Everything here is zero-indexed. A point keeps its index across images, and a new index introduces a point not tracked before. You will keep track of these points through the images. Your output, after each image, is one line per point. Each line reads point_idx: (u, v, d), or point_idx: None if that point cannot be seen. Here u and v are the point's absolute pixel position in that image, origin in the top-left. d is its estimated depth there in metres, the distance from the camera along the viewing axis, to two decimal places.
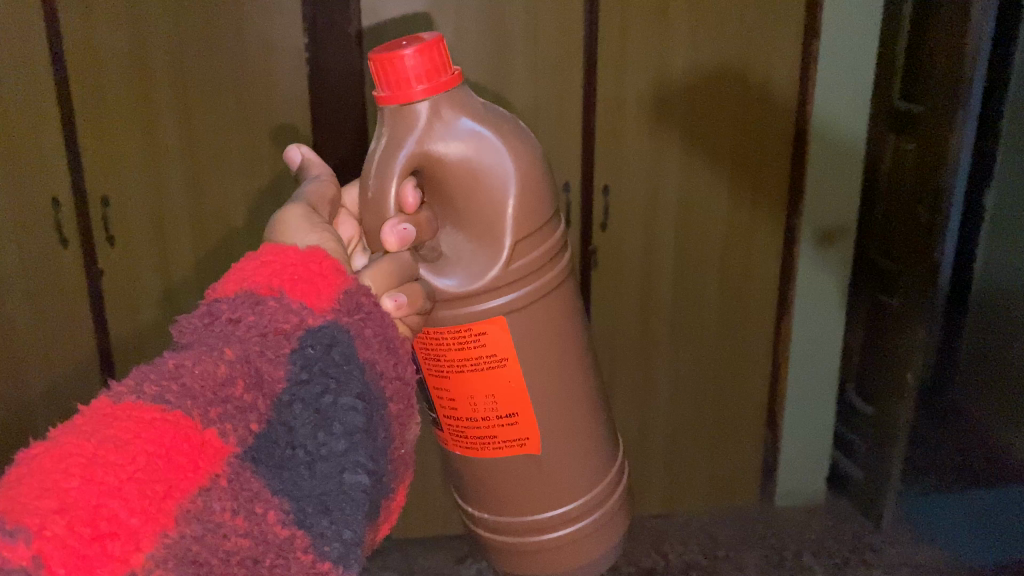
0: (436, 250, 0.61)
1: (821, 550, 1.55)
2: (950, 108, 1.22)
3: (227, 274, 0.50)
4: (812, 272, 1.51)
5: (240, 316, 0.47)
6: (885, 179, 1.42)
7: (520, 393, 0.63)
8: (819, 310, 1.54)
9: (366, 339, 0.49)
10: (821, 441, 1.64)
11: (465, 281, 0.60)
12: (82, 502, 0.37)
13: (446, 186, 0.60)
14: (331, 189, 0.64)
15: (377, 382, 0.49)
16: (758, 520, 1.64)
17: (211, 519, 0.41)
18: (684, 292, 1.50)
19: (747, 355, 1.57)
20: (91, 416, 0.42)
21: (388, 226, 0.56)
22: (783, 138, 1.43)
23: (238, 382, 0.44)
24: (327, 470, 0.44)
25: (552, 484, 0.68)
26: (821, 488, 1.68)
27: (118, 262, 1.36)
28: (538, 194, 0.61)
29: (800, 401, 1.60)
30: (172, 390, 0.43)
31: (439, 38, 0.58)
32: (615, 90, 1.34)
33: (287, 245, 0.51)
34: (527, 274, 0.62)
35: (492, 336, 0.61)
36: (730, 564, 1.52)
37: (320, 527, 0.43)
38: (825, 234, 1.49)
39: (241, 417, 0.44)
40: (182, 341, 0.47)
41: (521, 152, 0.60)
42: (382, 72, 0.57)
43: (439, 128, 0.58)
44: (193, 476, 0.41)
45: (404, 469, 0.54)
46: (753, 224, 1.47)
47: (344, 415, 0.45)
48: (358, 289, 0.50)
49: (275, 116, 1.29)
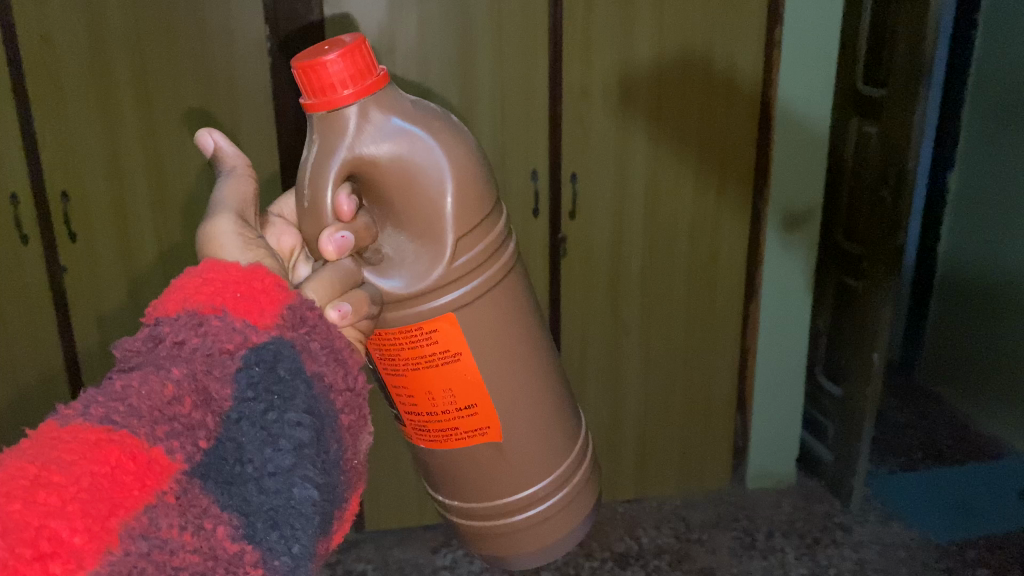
0: (380, 253, 0.54)
1: (791, 530, 1.58)
2: (912, 92, 1.28)
3: (164, 295, 0.44)
4: (778, 258, 1.53)
5: (183, 339, 0.42)
6: (850, 163, 1.51)
7: (477, 384, 0.57)
8: (785, 297, 1.56)
9: (312, 353, 0.44)
10: (790, 424, 1.66)
11: (409, 282, 0.54)
12: (22, 523, 0.32)
13: (380, 185, 0.52)
14: (250, 188, 0.55)
15: (327, 396, 0.44)
16: (730, 502, 1.67)
17: (157, 536, 0.35)
18: (653, 279, 1.50)
19: (717, 341, 1.57)
20: (37, 442, 0.37)
21: (325, 236, 0.50)
22: (749, 122, 1.43)
23: (185, 400, 0.40)
24: (275, 486, 0.39)
25: (523, 465, 0.61)
26: (791, 470, 1.71)
27: (80, 259, 1.33)
28: (477, 188, 0.54)
29: (768, 386, 1.63)
30: (118, 410, 0.38)
31: (361, 39, 0.51)
32: (582, 77, 1.33)
33: (230, 261, 0.46)
34: (477, 267, 0.56)
35: (439, 332, 0.55)
36: (702, 547, 1.55)
37: (270, 542, 0.38)
38: (791, 219, 1.51)
39: (189, 434, 0.39)
40: (125, 363, 0.42)
41: (455, 147, 0.53)
42: (303, 78, 0.50)
43: (370, 131, 0.51)
44: (139, 494, 0.36)
45: (356, 478, 0.49)
46: (719, 210, 1.48)
47: (291, 431, 0.40)
48: (303, 303, 0.45)
49: (237, 108, 1.26)
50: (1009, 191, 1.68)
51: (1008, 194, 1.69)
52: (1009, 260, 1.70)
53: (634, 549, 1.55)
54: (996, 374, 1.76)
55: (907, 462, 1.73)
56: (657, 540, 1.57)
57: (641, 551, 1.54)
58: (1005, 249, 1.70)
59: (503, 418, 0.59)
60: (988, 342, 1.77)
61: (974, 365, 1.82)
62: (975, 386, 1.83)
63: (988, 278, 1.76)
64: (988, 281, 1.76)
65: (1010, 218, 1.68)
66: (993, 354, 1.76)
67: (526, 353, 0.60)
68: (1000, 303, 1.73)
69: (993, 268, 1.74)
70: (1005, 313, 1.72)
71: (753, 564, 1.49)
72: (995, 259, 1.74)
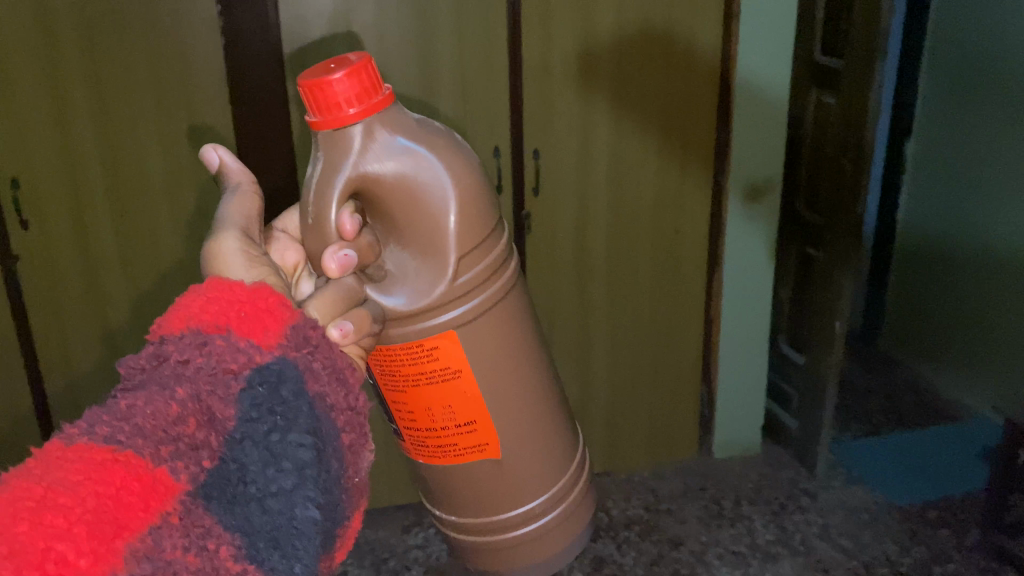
0: (382, 269, 0.57)
1: (758, 498, 1.61)
2: (869, 61, 1.30)
3: (170, 311, 0.45)
4: (740, 229, 1.55)
5: (188, 357, 0.42)
6: (811, 133, 1.52)
7: (475, 401, 0.60)
8: (748, 268, 1.58)
9: (315, 373, 0.44)
10: (754, 394, 1.69)
11: (411, 299, 0.56)
12: (29, 545, 0.33)
13: (384, 205, 0.55)
14: (254, 204, 0.56)
15: (329, 415, 0.44)
16: (698, 473, 1.69)
17: (161, 558, 0.36)
18: (618, 255, 1.50)
19: (683, 314, 1.58)
20: (41, 459, 0.37)
21: (329, 253, 0.52)
22: (709, 95, 1.43)
23: (189, 420, 0.40)
24: (277, 506, 0.39)
25: (517, 482, 0.65)
26: (756, 439, 1.73)
27: (33, 247, 1.29)
28: (479, 208, 0.57)
29: (732, 358, 1.64)
30: (123, 430, 0.38)
31: (368, 58, 0.53)
32: (542, 53, 1.32)
33: (233, 279, 0.46)
34: (474, 287, 0.58)
35: (441, 353, 0.58)
36: (671, 517, 1.57)
37: (272, 562, 0.39)
38: (753, 190, 1.52)
39: (192, 454, 0.39)
40: (129, 383, 0.43)
41: (458, 168, 0.56)
42: (311, 98, 0.52)
43: (374, 149, 0.53)
44: (144, 515, 0.37)
45: (359, 499, 0.47)
46: (682, 184, 1.48)
47: (294, 451, 0.41)
48: (305, 323, 0.45)
49: (192, 88, 1.23)
50: (965, 159, 1.71)
51: (964, 161, 1.71)
52: (967, 228, 1.73)
53: (605, 522, 1.56)
54: (957, 340, 1.79)
55: (870, 428, 1.77)
56: (627, 512, 1.59)
57: (612, 523, 1.56)
58: (963, 215, 1.74)
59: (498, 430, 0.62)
60: (948, 308, 1.81)
61: (934, 331, 1.86)
62: (935, 352, 1.87)
63: (945, 245, 1.80)
64: (945, 248, 1.80)
65: (968, 186, 1.71)
66: (953, 320, 1.79)
67: (523, 368, 0.64)
68: (960, 270, 1.76)
69: (951, 235, 1.78)
70: (963, 278, 1.75)
71: (722, 532, 1.52)
72: (954, 228, 1.77)
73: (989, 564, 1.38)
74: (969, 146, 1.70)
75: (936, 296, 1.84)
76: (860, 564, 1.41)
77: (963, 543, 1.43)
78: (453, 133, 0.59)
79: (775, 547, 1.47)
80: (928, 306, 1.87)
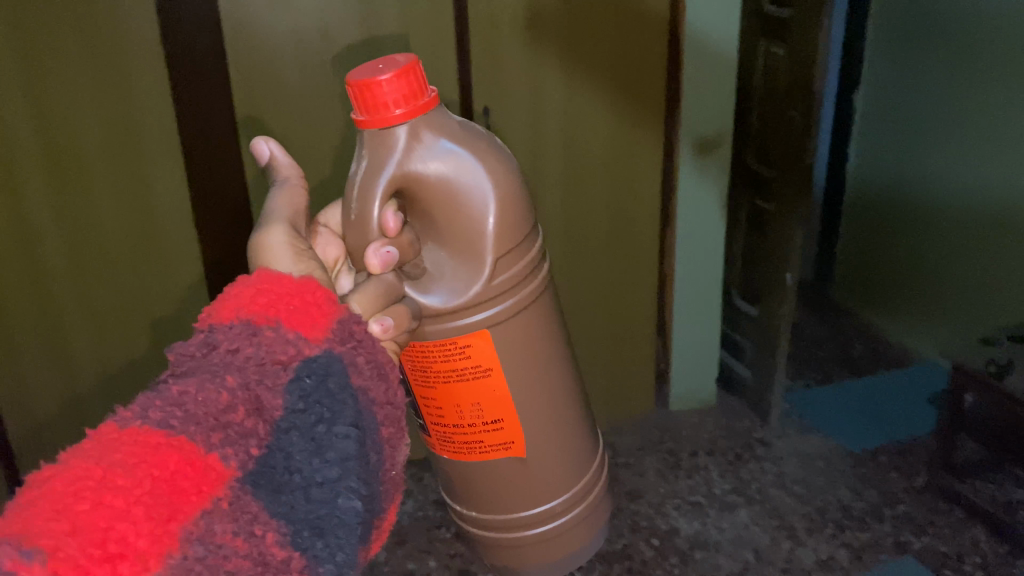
0: (420, 267, 0.77)
1: (714, 448, 1.64)
2: (817, 12, 1.29)
3: (222, 299, 0.60)
4: (691, 183, 1.55)
5: (238, 347, 0.57)
6: (761, 84, 1.52)
7: (500, 395, 0.82)
8: (700, 222, 1.59)
9: (358, 367, 0.61)
10: (710, 347, 1.71)
11: (451, 296, 0.76)
12: (92, 525, 0.45)
13: (424, 202, 0.73)
14: (299, 197, 0.77)
15: (369, 405, 0.61)
16: (656, 425, 1.71)
17: (212, 540, 0.49)
18: (571, 213, 1.49)
19: (637, 270, 1.59)
20: (101, 440, 0.51)
21: (374, 250, 0.70)
22: (659, 49, 1.41)
23: (238, 409, 0.54)
24: (321, 494, 0.54)
25: (533, 482, 0.91)
26: (712, 391, 1.76)
27: None
28: (510, 220, 0.76)
29: (687, 312, 1.66)
30: (177, 417, 0.52)
31: (412, 65, 0.70)
32: (488, 9, 1.29)
33: (279, 273, 0.62)
34: (506, 286, 0.79)
35: (472, 355, 0.79)
36: (629, 470, 1.59)
37: (315, 549, 0.52)
38: (703, 143, 1.52)
39: (241, 442, 0.53)
40: (182, 368, 0.57)
41: (495, 171, 0.74)
42: (362, 97, 0.69)
43: (420, 150, 0.71)
44: (196, 500, 0.50)
45: (394, 487, 0.66)
46: (633, 140, 1.47)
47: (337, 442, 0.55)
48: (349, 321, 0.62)
49: (123, 49, 1.16)
50: (913, 107, 1.74)
51: (912, 110, 1.74)
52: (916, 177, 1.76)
53: None
54: (907, 287, 1.84)
55: (822, 375, 1.81)
56: None
57: None
58: (911, 164, 1.77)
59: (504, 405, 0.83)
60: (899, 256, 1.85)
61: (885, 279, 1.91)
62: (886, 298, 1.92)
63: (893, 194, 1.84)
64: (895, 197, 1.84)
65: (913, 133, 1.75)
66: (905, 269, 1.84)
67: (538, 362, 0.85)
68: (911, 219, 1.79)
69: (900, 184, 1.81)
70: (915, 227, 1.79)
71: (680, 483, 1.55)
72: (902, 177, 1.81)
73: (938, 505, 1.45)
74: (916, 94, 1.72)
75: (887, 246, 1.89)
76: (814, 509, 1.46)
77: (913, 485, 1.50)
78: (489, 135, 0.77)
79: (731, 496, 1.51)
80: (880, 255, 1.92)
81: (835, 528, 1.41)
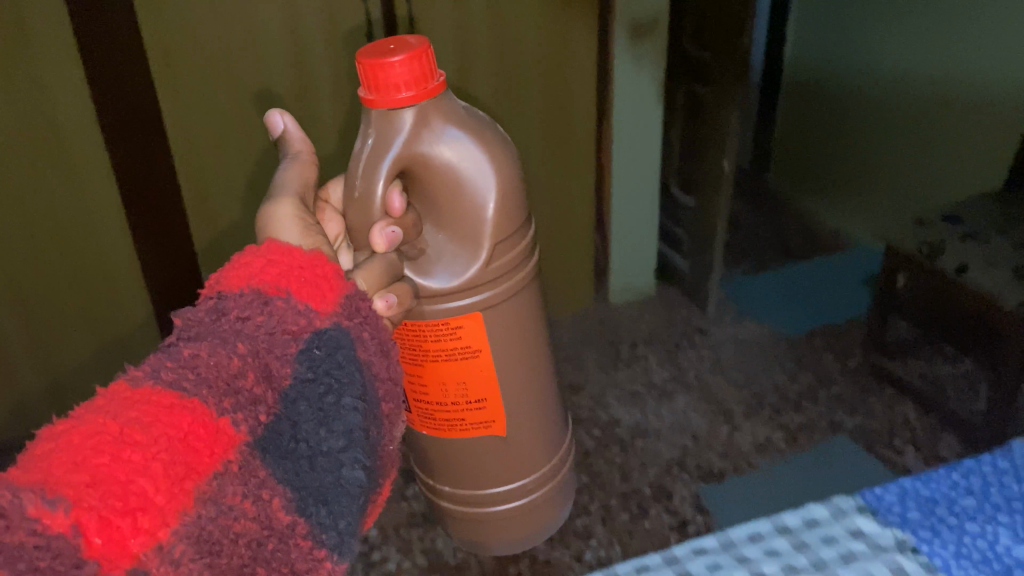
0: (419, 247, 0.78)
1: (653, 338, 1.66)
2: None
3: (233, 266, 0.57)
4: (626, 72, 1.49)
5: (249, 314, 0.54)
6: None
7: (487, 376, 0.87)
8: (636, 111, 1.54)
9: (364, 340, 0.58)
10: (646, 236, 1.70)
11: (450, 278, 0.79)
12: (111, 476, 0.42)
13: (429, 184, 0.75)
14: (311, 172, 0.75)
15: (372, 381, 0.58)
16: (597, 318, 1.72)
17: (224, 501, 0.46)
18: (502, 103, 1.44)
19: (575, 162, 1.55)
20: (113, 399, 0.47)
21: (378, 230, 0.68)
22: None
23: (249, 375, 0.51)
24: (326, 464, 0.51)
25: (509, 462, 0.96)
26: (650, 281, 1.77)
27: None
28: (508, 210, 0.79)
29: (624, 203, 1.64)
30: (189, 379, 0.49)
31: (423, 49, 0.71)
32: None
33: (286, 243, 0.59)
34: (501, 271, 0.82)
35: (459, 334, 0.83)
36: (571, 364, 1.59)
37: (319, 516, 0.50)
38: (636, 28, 1.46)
39: (251, 407, 0.50)
40: (189, 331, 0.54)
41: (496, 161, 0.76)
42: (372, 76, 0.70)
43: (427, 135, 0.72)
44: (208, 461, 0.47)
45: (391, 464, 0.64)
46: (565, 26, 1.40)
47: (344, 414, 0.53)
48: (355, 295, 0.59)
49: None
50: None
51: None
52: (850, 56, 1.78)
53: None
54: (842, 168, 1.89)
55: (760, 262, 1.85)
56: None
57: None
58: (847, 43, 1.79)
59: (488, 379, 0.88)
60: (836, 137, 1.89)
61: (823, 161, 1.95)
62: (823, 180, 1.97)
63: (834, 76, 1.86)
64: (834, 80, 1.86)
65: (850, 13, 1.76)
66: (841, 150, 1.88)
67: (527, 341, 0.90)
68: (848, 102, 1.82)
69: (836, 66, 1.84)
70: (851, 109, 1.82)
71: (620, 375, 1.56)
72: (838, 57, 1.83)
73: (870, 384, 1.49)
74: None
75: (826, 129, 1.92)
76: (751, 394, 1.49)
77: (847, 365, 1.54)
78: (493, 124, 0.79)
79: (670, 384, 1.53)
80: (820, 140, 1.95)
81: (771, 411, 1.45)
